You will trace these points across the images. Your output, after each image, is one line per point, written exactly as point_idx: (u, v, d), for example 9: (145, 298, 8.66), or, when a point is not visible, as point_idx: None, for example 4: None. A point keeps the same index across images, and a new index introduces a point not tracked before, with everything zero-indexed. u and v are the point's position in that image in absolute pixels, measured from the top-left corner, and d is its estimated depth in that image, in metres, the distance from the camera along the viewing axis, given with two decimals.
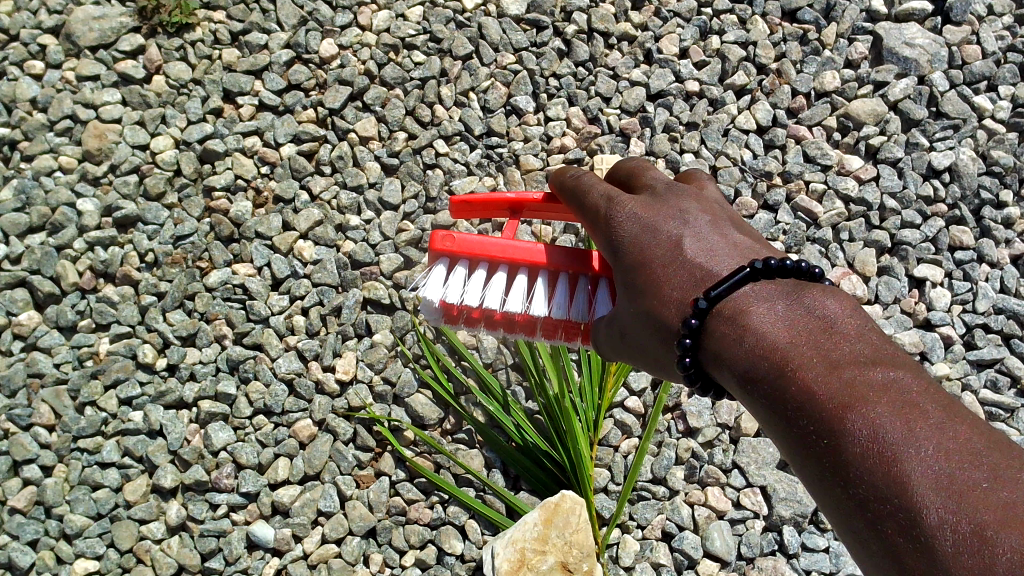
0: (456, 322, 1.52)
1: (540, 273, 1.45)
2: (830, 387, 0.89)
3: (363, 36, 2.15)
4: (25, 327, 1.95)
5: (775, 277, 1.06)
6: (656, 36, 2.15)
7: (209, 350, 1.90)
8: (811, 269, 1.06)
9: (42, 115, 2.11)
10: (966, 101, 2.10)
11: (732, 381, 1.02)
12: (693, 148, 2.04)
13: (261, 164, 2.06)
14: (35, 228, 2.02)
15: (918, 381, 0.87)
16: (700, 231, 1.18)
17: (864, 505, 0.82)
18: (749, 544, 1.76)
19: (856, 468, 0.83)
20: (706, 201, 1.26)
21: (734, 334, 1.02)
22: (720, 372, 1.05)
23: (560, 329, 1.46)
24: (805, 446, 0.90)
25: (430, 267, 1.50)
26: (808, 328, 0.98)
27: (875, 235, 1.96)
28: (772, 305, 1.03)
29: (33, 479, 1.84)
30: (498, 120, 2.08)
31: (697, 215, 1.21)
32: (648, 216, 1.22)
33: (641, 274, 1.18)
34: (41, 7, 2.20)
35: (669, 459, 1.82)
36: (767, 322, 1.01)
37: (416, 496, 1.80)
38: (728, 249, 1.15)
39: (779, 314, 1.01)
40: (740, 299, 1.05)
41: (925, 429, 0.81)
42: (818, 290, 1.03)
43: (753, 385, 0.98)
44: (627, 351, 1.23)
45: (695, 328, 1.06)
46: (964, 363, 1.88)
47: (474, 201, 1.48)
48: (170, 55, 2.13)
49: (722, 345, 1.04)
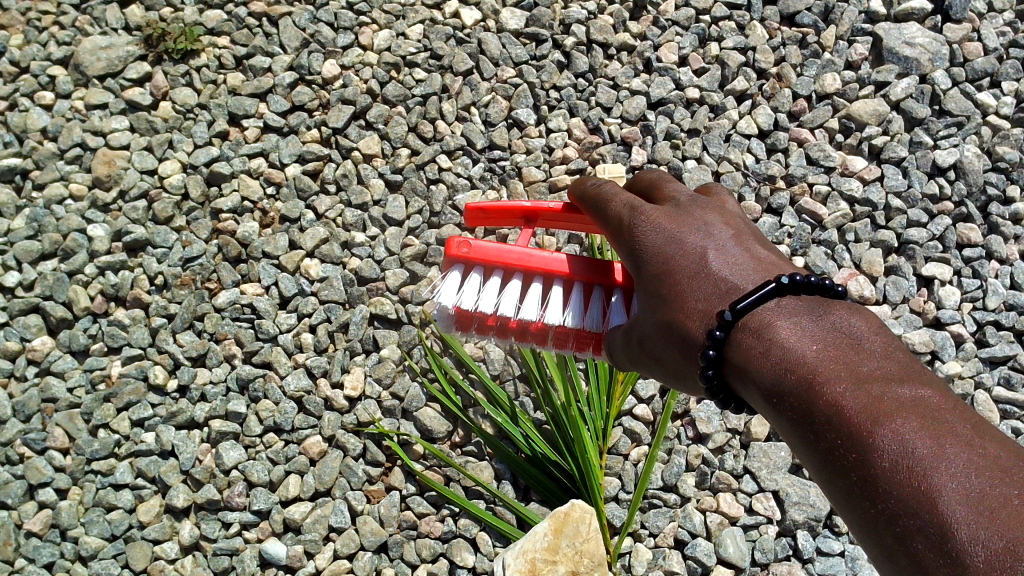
0: (468, 329, 1.51)
1: (557, 281, 1.45)
2: (859, 400, 0.88)
3: (365, 56, 2.17)
4: (39, 352, 1.98)
5: (800, 294, 1.05)
6: (655, 46, 2.16)
7: (219, 369, 1.92)
8: (832, 287, 1.06)
9: (53, 143, 2.15)
10: (969, 98, 2.09)
11: (757, 396, 1.01)
12: (695, 155, 2.05)
13: (266, 185, 2.07)
14: (47, 255, 2.06)
15: (948, 400, 0.85)
16: (723, 245, 1.17)
17: (892, 520, 0.80)
18: (763, 550, 1.74)
19: (884, 483, 0.82)
20: (729, 216, 1.24)
21: (760, 348, 1.01)
22: (743, 386, 1.04)
23: (573, 339, 1.46)
24: (832, 461, 0.89)
25: (446, 272, 1.51)
26: (835, 344, 0.97)
27: (881, 235, 1.96)
28: (798, 321, 1.02)
29: (48, 502, 1.86)
30: (500, 133, 2.09)
31: (722, 229, 1.19)
32: (672, 226, 1.21)
33: (664, 285, 1.17)
34: (50, 39, 2.25)
35: (679, 465, 1.80)
36: (794, 336, 1.00)
37: (426, 510, 1.79)
38: (753, 264, 1.14)
39: (806, 330, 1.00)
40: (765, 314, 1.04)
41: (955, 445, 0.80)
42: (844, 308, 1.02)
43: (779, 400, 0.97)
44: (646, 363, 1.22)
45: (719, 339, 1.05)
46: (976, 360, 1.87)
47: (490, 209, 1.49)
48: (176, 81, 2.17)
49: (747, 358, 1.02)
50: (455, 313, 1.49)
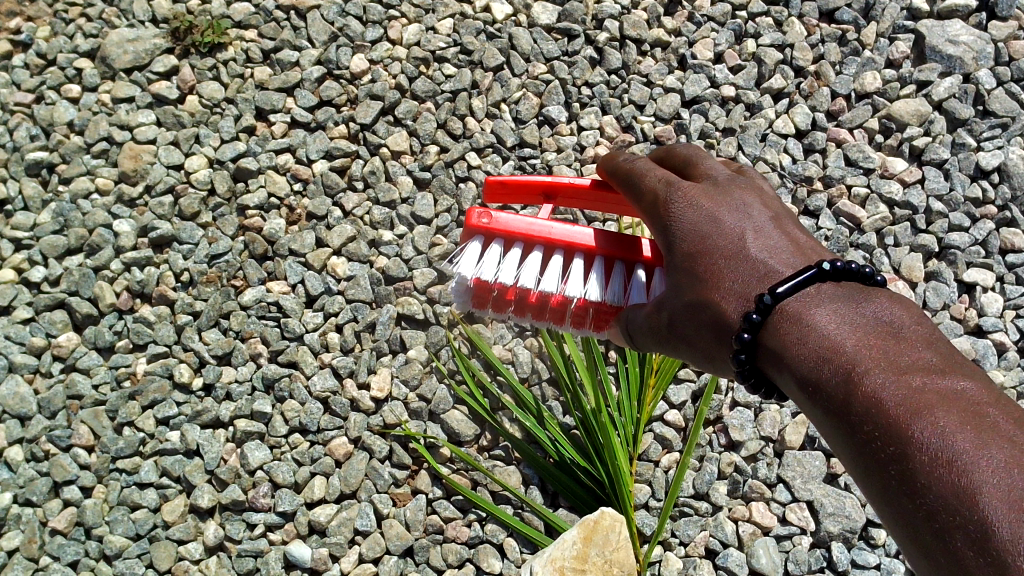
0: (486, 304, 1.48)
1: (579, 254, 1.41)
2: (898, 391, 0.84)
3: (394, 50, 2.14)
4: (65, 348, 1.97)
5: (840, 281, 0.99)
6: (690, 42, 2.12)
7: (244, 368, 1.90)
8: (873, 275, 1.00)
9: (80, 137, 2.13)
10: (1014, 99, 2.03)
11: (792, 383, 0.96)
12: (730, 154, 2.00)
13: (294, 181, 2.05)
14: (73, 250, 2.04)
15: (987, 393, 0.81)
16: (762, 227, 1.12)
17: (930, 516, 0.76)
18: (796, 561, 1.71)
19: (923, 478, 0.78)
20: (767, 197, 1.18)
21: (797, 334, 0.96)
22: (777, 373, 0.98)
23: (591, 314, 1.42)
24: (868, 452, 0.84)
25: (464, 243, 1.45)
26: (875, 332, 0.92)
27: (922, 239, 1.90)
28: (836, 308, 0.96)
29: (73, 500, 1.85)
30: (530, 131, 2.05)
31: (761, 211, 1.14)
32: (709, 205, 1.15)
33: (701, 269, 1.11)
34: (77, 31, 2.23)
35: (711, 474, 1.76)
36: (833, 322, 0.94)
37: (452, 515, 1.76)
38: (793, 250, 1.10)
39: (842, 316, 0.95)
40: (803, 300, 0.98)
41: (997, 441, 0.76)
42: (883, 297, 0.97)
43: (814, 387, 0.92)
44: (673, 345, 1.16)
45: (755, 323, 0.99)
46: (1019, 370, 1.83)
47: (511, 183, 1.44)
48: (203, 75, 2.14)
49: (783, 345, 0.97)
50: (473, 286, 1.44)
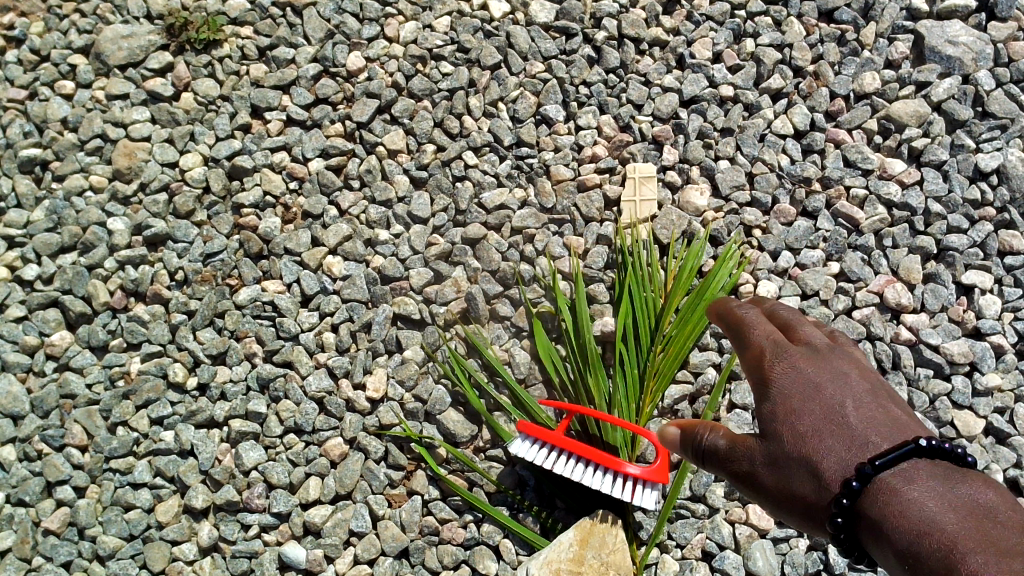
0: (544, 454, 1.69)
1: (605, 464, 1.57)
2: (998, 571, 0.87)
3: (391, 48, 2.12)
4: (58, 347, 1.95)
5: (935, 460, 1.01)
6: (689, 41, 2.11)
7: (239, 368, 1.89)
8: (964, 455, 1.02)
9: (73, 134, 2.11)
10: (1014, 100, 2.02)
11: (890, 557, 0.97)
12: (728, 155, 2.00)
13: (289, 180, 2.04)
14: (66, 248, 2.03)
15: None
16: (861, 396, 1.11)
17: None
18: (793, 564, 1.71)
19: None
20: (864, 368, 1.17)
21: (897, 511, 0.97)
22: (873, 545, 0.99)
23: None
24: None
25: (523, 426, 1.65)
26: (975, 515, 0.94)
27: (920, 241, 1.90)
28: (936, 488, 0.98)
29: (66, 500, 1.84)
30: (528, 130, 2.04)
31: (859, 382, 1.13)
32: (811, 369, 1.14)
33: (795, 425, 1.10)
34: (71, 27, 2.21)
35: (708, 476, 1.74)
36: (932, 499, 0.97)
37: (448, 516, 1.76)
38: (894, 423, 1.08)
39: (942, 498, 0.97)
40: (902, 478, 1.00)
41: None
42: (978, 480, 0.99)
43: (912, 563, 0.94)
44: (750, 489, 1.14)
45: (855, 491, 1.01)
46: (1016, 373, 1.83)
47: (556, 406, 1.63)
48: (198, 72, 2.13)
49: (882, 519, 0.98)
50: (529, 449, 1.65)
